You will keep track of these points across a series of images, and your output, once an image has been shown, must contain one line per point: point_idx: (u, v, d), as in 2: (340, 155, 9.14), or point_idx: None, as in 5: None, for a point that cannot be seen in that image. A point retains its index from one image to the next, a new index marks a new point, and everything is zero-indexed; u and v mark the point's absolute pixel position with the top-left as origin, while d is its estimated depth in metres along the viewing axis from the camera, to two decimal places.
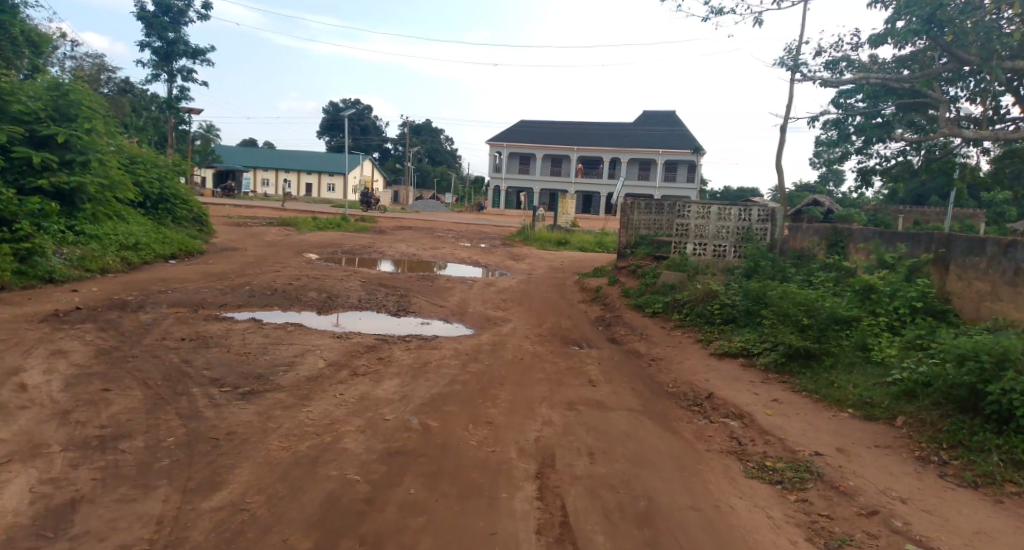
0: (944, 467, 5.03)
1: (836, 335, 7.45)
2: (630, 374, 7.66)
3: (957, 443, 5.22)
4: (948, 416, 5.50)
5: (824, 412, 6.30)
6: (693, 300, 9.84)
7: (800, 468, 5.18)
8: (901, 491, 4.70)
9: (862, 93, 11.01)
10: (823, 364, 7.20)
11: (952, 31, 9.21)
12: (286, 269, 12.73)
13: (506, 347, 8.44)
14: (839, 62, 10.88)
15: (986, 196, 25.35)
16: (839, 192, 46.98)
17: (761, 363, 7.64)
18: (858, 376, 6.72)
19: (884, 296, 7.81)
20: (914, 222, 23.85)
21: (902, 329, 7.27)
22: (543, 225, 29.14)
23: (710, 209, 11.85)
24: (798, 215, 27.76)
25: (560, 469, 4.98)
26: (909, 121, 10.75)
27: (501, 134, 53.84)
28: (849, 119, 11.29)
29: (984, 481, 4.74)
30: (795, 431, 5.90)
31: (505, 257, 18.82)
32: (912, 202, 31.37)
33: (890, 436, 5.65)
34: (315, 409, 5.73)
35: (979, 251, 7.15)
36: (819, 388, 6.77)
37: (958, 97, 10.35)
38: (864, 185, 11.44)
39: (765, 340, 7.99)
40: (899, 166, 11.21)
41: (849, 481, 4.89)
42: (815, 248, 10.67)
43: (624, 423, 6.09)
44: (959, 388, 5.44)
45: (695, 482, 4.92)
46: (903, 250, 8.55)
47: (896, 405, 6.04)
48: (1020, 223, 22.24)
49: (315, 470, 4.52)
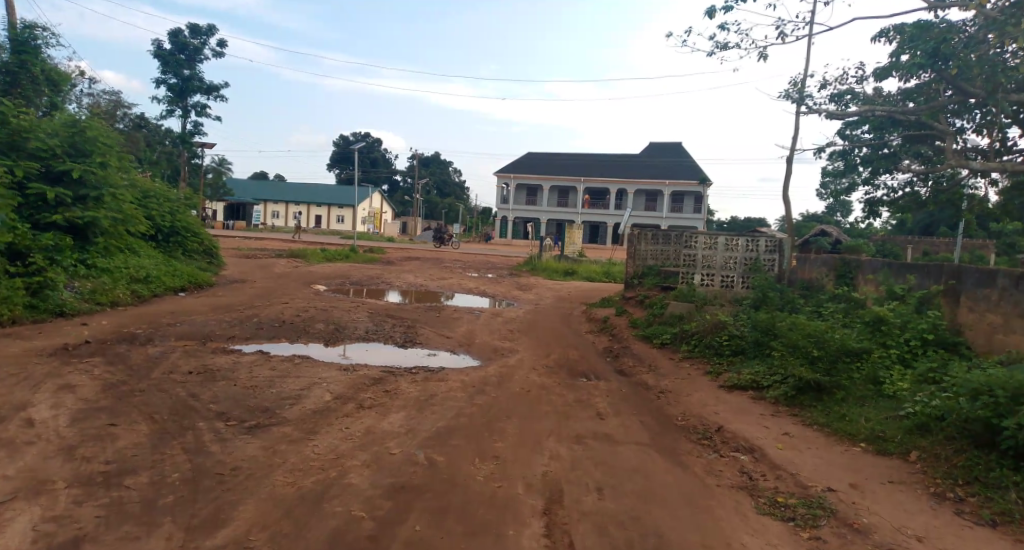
0: (961, 504, 4.92)
1: (847, 368, 7.37)
2: (639, 407, 7.58)
3: (974, 480, 5.11)
4: (964, 452, 5.39)
5: (836, 446, 6.20)
6: (702, 331, 9.78)
7: (813, 504, 5.08)
8: (917, 529, 4.59)
9: (868, 124, 11.08)
10: (835, 397, 7.10)
11: (956, 64, 9.30)
12: (294, 301, 12.79)
13: (513, 379, 8.39)
14: (844, 94, 10.97)
15: (995, 226, 25.23)
16: (847, 222, 46.91)
17: (771, 396, 7.54)
18: (870, 410, 6.62)
19: (895, 327, 7.74)
20: (923, 253, 23.73)
21: (914, 361, 7.18)
22: (550, 256, 29.23)
23: (717, 240, 11.85)
24: (806, 246, 27.73)
25: (567, 505, 4.91)
26: (915, 153, 10.77)
27: (509, 165, 54.39)
28: (855, 150, 11.33)
29: (1002, 519, 4.62)
30: (807, 466, 5.80)
31: (513, 287, 18.84)
32: (920, 232, 31.28)
33: (904, 472, 5.53)
34: (321, 444, 5.70)
35: (990, 283, 7.09)
36: (830, 422, 6.67)
37: (964, 129, 10.38)
38: (872, 216, 11.43)
39: (774, 373, 7.91)
40: (907, 197, 11.20)
41: (863, 519, 4.78)
42: (824, 279, 10.61)
43: (632, 457, 6.01)
44: (973, 422, 5.34)
45: (706, 519, 4.82)
46: (913, 281, 8.49)
47: (910, 439, 5.93)
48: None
49: (320, 507, 4.48)
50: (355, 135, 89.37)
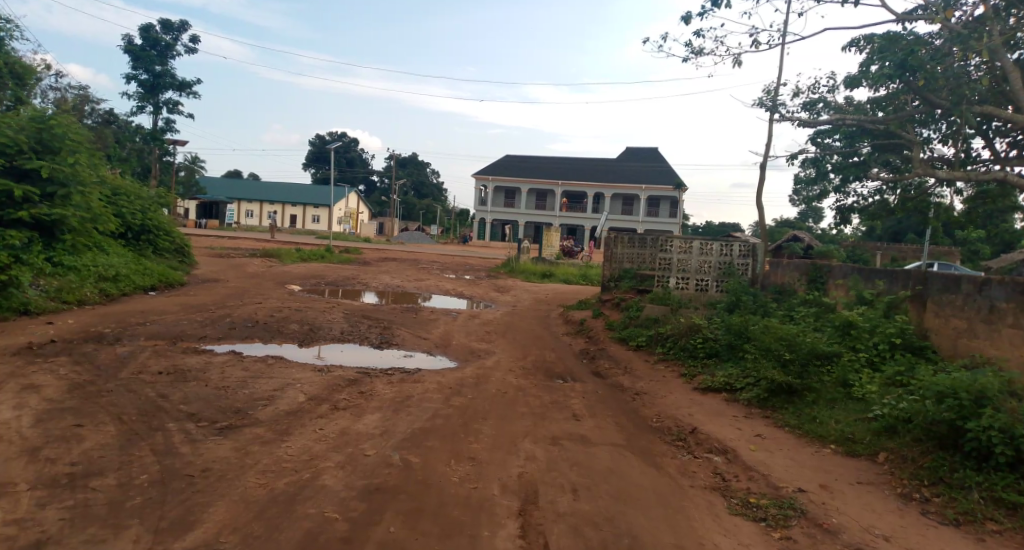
0: (926, 504, 5.04)
1: (817, 371, 7.50)
2: (615, 408, 7.63)
3: (937, 481, 5.25)
4: (929, 453, 5.53)
5: (806, 447, 6.31)
6: (677, 334, 9.85)
7: (784, 504, 5.17)
8: (884, 529, 4.70)
9: (839, 133, 11.30)
10: (805, 400, 7.22)
11: (923, 76, 9.55)
12: (267, 301, 12.62)
13: (489, 380, 8.38)
14: (816, 103, 11.19)
15: (959, 234, 26.04)
16: (819, 229, 47.93)
17: (744, 398, 7.64)
18: (840, 412, 6.73)
19: (864, 331, 7.87)
20: (891, 259, 24.42)
21: (882, 365, 7.32)
22: (528, 258, 29.33)
23: (692, 244, 11.95)
24: (778, 251, 28.31)
25: (542, 506, 4.92)
26: (885, 161, 11.01)
27: (487, 169, 54.36)
28: (827, 158, 11.56)
29: (965, 518, 4.76)
30: (779, 467, 5.89)
31: (490, 289, 18.83)
32: (889, 239, 32.08)
33: (872, 473, 5.66)
34: (294, 445, 5.63)
35: (955, 288, 7.30)
36: (801, 424, 6.79)
37: (932, 139, 10.63)
38: (842, 223, 11.65)
39: (747, 376, 8.00)
40: (876, 205, 11.44)
41: (832, 519, 4.87)
42: (796, 283, 10.80)
43: (608, 458, 6.05)
44: (938, 424, 5.48)
45: (679, 520, 4.87)
46: (881, 287, 8.67)
47: (878, 441, 6.06)
48: (993, 261, 22.77)
49: (293, 509, 4.42)
50: (331, 134, 88.38)
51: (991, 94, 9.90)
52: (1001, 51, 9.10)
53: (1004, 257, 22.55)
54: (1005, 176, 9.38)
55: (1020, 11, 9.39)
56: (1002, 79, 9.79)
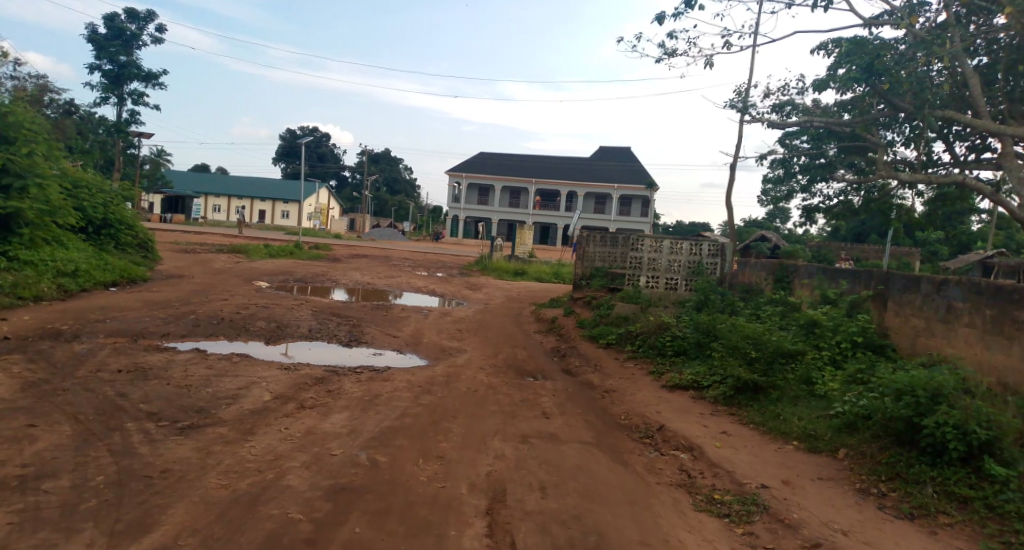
0: (883, 499, 5.17)
1: (782, 369, 7.62)
2: (584, 406, 7.66)
3: (894, 476, 5.38)
4: (887, 449, 5.66)
5: (770, 444, 6.42)
6: (647, 332, 9.94)
7: (747, 500, 5.25)
8: (842, 523, 4.82)
9: (807, 135, 11.50)
10: (769, 397, 7.34)
11: (886, 79, 9.76)
12: (234, 298, 12.41)
13: (459, 378, 8.36)
14: (785, 105, 11.35)
15: (920, 235, 26.81)
16: (785, 229, 48.85)
17: (711, 396, 7.72)
18: (803, 409, 6.85)
19: (827, 330, 8.02)
20: (855, 259, 25.05)
21: (844, 363, 7.46)
22: (501, 255, 29.36)
23: (662, 243, 12.06)
24: (746, 250, 28.80)
25: (510, 504, 4.92)
26: (850, 163, 11.23)
27: (461, 166, 54.11)
28: (794, 159, 11.77)
29: (919, 512, 4.89)
30: (743, 463, 5.98)
31: (462, 286, 18.79)
32: (852, 239, 32.92)
33: (833, 469, 5.78)
34: (259, 444, 5.56)
35: (914, 288, 7.49)
36: (765, 421, 6.89)
37: (894, 141, 10.85)
38: (807, 222, 11.84)
39: (714, 373, 8.10)
40: (841, 205, 11.66)
41: (794, 514, 4.97)
42: (763, 283, 10.99)
43: (576, 456, 6.08)
44: (896, 421, 5.61)
45: (645, 516, 4.93)
46: (844, 286, 8.86)
47: (838, 437, 6.18)
48: (951, 261, 23.49)
49: (256, 509, 4.36)
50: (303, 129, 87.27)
51: (952, 99, 10.12)
52: (962, 56, 9.34)
53: (961, 258, 23.27)
54: (964, 180, 9.60)
55: (979, 18, 9.64)
56: (963, 84, 10.03)
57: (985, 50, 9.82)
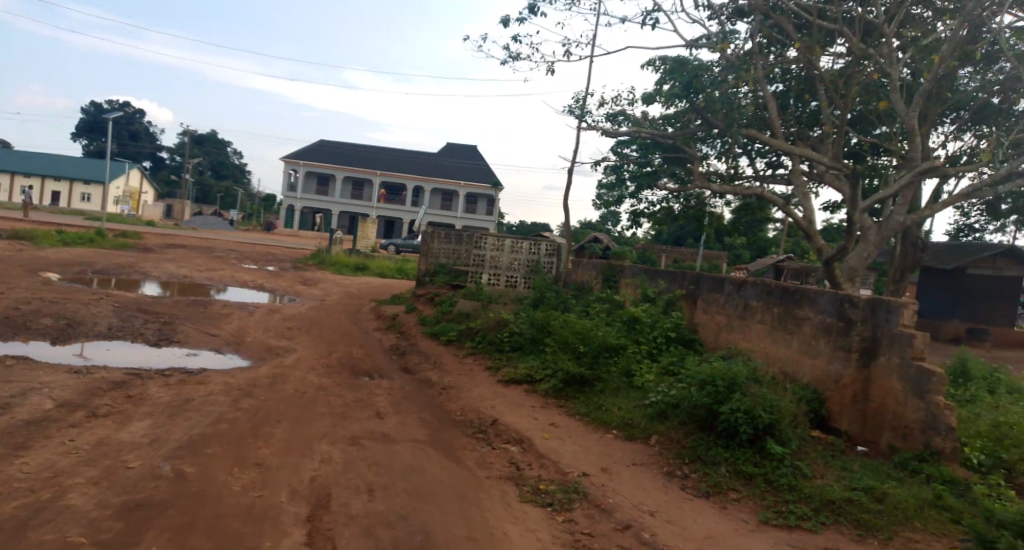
0: (685, 480, 5.67)
1: (606, 362, 8.10)
2: (419, 404, 7.59)
3: (695, 458, 5.92)
4: (691, 433, 6.21)
5: (593, 434, 6.79)
6: (485, 328, 10.11)
7: (569, 488, 5.49)
8: (651, 505, 5.20)
9: (636, 144, 12.41)
10: (594, 389, 7.76)
11: (703, 97, 10.77)
12: (12, 292, 10.67)
13: (286, 379, 7.89)
14: (617, 115, 12.10)
15: (726, 241, 30.21)
16: (615, 232, 52.17)
17: (542, 389, 8.02)
18: (623, 400, 7.33)
19: (646, 326, 8.67)
20: (674, 261, 27.60)
21: (659, 356, 8.10)
22: (341, 249, 28.37)
23: (504, 242, 12.35)
24: (581, 251, 30.45)
25: (333, 509, 4.71)
26: (672, 173, 12.25)
27: (300, 154, 51.40)
28: (625, 165, 12.62)
29: (713, 490, 5.42)
30: (567, 453, 6.26)
31: (296, 281, 17.84)
32: (672, 243, 36.25)
33: (645, 455, 6.24)
34: (33, 461, 4.80)
35: (719, 288, 8.34)
36: (589, 411, 7.28)
37: (709, 155, 12.00)
38: (634, 226, 12.73)
39: (546, 368, 8.42)
40: (663, 211, 12.68)
41: (609, 499, 5.27)
42: (594, 282, 11.65)
43: (408, 455, 5.99)
44: (699, 408, 6.17)
45: (473, 511, 4.96)
46: (662, 286, 9.65)
47: (651, 425, 6.69)
48: (750, 264, 26.77)
49: (24, 536, 3.75)
50: (116, 103, 77.71)
51: (755, 120, 11.38)
52: (762, 82, 10.55)
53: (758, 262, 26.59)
54: (762, 193, 10.83)
55: (777, 49, 10.83)
56: (763, 107, 11.33)
57: (781, 78, 11.14)
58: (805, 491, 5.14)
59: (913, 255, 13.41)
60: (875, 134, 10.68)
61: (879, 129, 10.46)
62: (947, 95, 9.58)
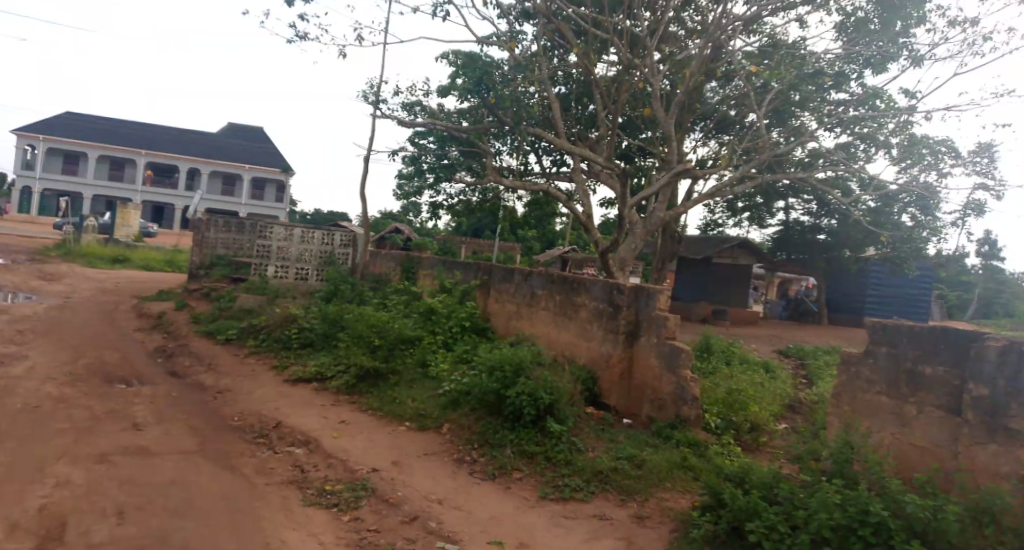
0: (473, 465, 5.82)
1: (401, 354, 8.06)
2: (189, 412, 6.87)
3: (484, 442, 6.10)
4: (481, 419, 6.39)
5: (384, 427, 6.70)
6: (271, 326, 9.49)
7: (357, 486, 5.33)
8: (439, 493, 5.25)
9: (433, 136, 12.47)
10: (388, 382, 7.67)
11: (493, 94, 11.05)
12: None
13: (14, 394, 6.64)
14: (413, 105, 12.03)
15: (519, 233, 32.00)
16: (416, 221, 50.08)
17: (333, 386, 7.73)
18: (416, 391, 7.32)
19: (443, 316, 8.78)
20: (471, 251, 28.47)
21: (454, 345, 8.25)
22: (96, 238, 24.75)
23: (293, 232, 11.95)
24: (380, 242, 29.99)
25: (72, 541, 4.06)
26: (468, 166, 12.54)
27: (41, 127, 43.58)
28: (423, 157, 12.63)
29: (499, 472, 5.63)
30: (357, 450, 6.09)
31: (31, 277, 15.15)
32: (471, 234, 37.40)
33: (436, 444, 6.30)
34: None
35: (509, 278, 8.70)
36: (382, 405, 7.17)
37: (502, 150, 12.47)
38: (433, 218, 12.85)
39: (338, 363, 8.14)
40: (460, 204, 12.90)
41: (398, 492, 5.22)
42: (392, 273, 11.54)
43: (172, 469, 5.37)
44: (489, 394, 6.36)
45: (249, 522, 4.59)
46: (459, 277, 9.82)
47: (443, 413, 6.76)
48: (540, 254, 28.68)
49: None
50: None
51: (542, 119, 12.01)
52: (546, 84, 11.12)
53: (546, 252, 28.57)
54: (548, 189, 11.42)
55: (559, 52, 11.52)
56: (548, 106, 11.98)
57: (565, 80, 11.89)
58: (579, 464, 5.56)
59: (670, 248, 15.46)
60: (641, 137, 11.91)
61: (644, 135, 11.66)
62: (696, 106, 10.91)
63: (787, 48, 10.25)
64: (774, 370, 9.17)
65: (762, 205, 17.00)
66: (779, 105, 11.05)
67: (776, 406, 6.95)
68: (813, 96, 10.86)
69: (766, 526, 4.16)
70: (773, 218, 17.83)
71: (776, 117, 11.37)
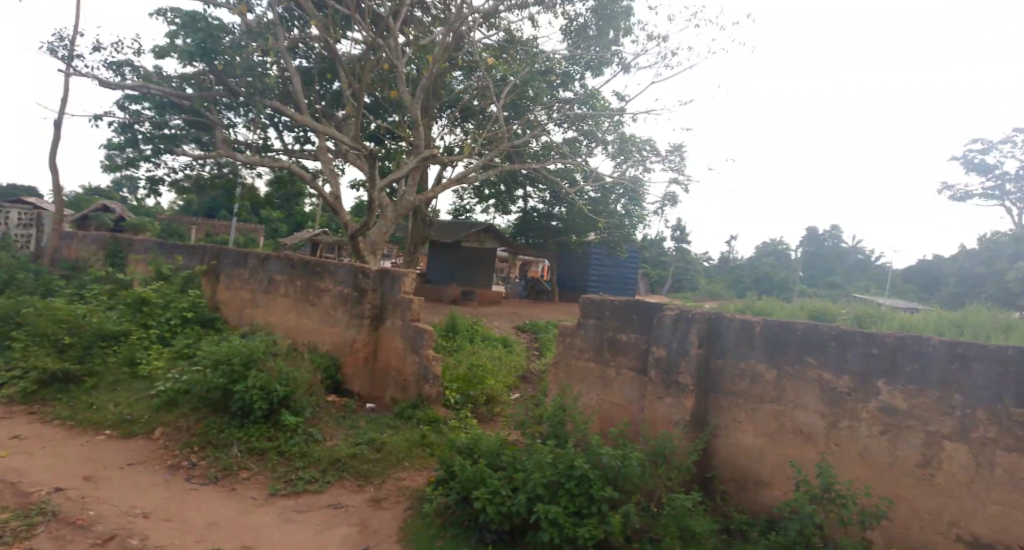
0: (191, 470, 5.28)
1: (99, 355, 7.05)
2: None
3: (206, 444, 5.56)
4: (203, 419, 5.82)
5: (76, 439, 5.77)
6: None
7: (32, 512, 4.45)
8: (146, 506, 4.65)
9: (149, 102, 11.13)
10: (83, 386, 6.69)
11: (221, 60, 10.49)
12: None
13: None
14: (121, 62, 10.47)
15: (263, 215, 30.38)
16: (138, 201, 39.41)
17: (4, 396, 6.46)
18: (123, 394, 6.46)
19: (156, 308, 7.90)
20: (202, 234, 26.04)
21: (172, 340, 7.49)
22: None
23: None
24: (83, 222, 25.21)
25: None
26: (195, 137, 11.32)
27: None
28: (137, 124, 11.15)
29: (223, 473, 5.19)
30: (37, 469, 5.11)
31: None
32: (205, 215, 34.14)
33: (145, 452, 5.58)
34: None
35: (243, 264, 8.15)
36: (74, 414, 6.19)
37: (235, 123, 11.48)
38: (152, 194, 11.37)
39: (13, 369, 6.83)
40: (187, 180, 11.73)
41: (90, 511, 4.49)
42: (96, 259, 11.24)
43: None
44: (213, 391, 5.81)
45: None
46: (181, 263, 9.04)
47: (157, 416, 6.04)
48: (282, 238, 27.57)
49: None
50: None
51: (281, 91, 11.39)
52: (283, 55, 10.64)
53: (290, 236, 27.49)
54: (291, 167, 10.68)
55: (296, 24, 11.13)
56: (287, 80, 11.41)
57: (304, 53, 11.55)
58: (314, 455, 5.36)
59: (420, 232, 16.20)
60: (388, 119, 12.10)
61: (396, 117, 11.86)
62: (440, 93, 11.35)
63: (522, 45, 11.11)
64: (511, 345, 9.92)
65: (505, 193, 18.10)
66: (517, 96, 11.99)
67: (510, 378, 7.47)
68: (544, 92, 11.99)
69: (489, 491, 4.38)
70: (514, 205, 19.15)
71: (515, 110, 12.27)
